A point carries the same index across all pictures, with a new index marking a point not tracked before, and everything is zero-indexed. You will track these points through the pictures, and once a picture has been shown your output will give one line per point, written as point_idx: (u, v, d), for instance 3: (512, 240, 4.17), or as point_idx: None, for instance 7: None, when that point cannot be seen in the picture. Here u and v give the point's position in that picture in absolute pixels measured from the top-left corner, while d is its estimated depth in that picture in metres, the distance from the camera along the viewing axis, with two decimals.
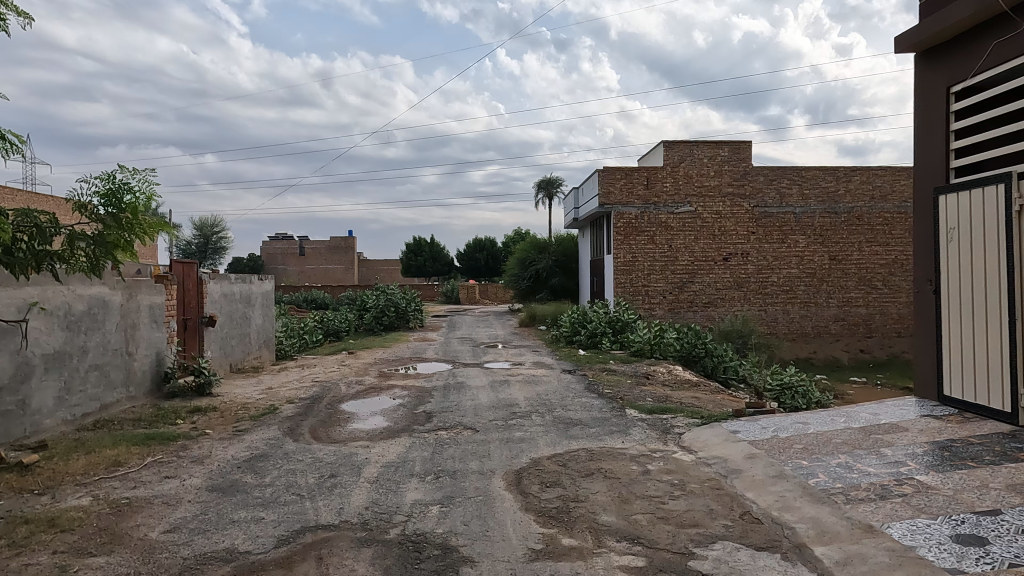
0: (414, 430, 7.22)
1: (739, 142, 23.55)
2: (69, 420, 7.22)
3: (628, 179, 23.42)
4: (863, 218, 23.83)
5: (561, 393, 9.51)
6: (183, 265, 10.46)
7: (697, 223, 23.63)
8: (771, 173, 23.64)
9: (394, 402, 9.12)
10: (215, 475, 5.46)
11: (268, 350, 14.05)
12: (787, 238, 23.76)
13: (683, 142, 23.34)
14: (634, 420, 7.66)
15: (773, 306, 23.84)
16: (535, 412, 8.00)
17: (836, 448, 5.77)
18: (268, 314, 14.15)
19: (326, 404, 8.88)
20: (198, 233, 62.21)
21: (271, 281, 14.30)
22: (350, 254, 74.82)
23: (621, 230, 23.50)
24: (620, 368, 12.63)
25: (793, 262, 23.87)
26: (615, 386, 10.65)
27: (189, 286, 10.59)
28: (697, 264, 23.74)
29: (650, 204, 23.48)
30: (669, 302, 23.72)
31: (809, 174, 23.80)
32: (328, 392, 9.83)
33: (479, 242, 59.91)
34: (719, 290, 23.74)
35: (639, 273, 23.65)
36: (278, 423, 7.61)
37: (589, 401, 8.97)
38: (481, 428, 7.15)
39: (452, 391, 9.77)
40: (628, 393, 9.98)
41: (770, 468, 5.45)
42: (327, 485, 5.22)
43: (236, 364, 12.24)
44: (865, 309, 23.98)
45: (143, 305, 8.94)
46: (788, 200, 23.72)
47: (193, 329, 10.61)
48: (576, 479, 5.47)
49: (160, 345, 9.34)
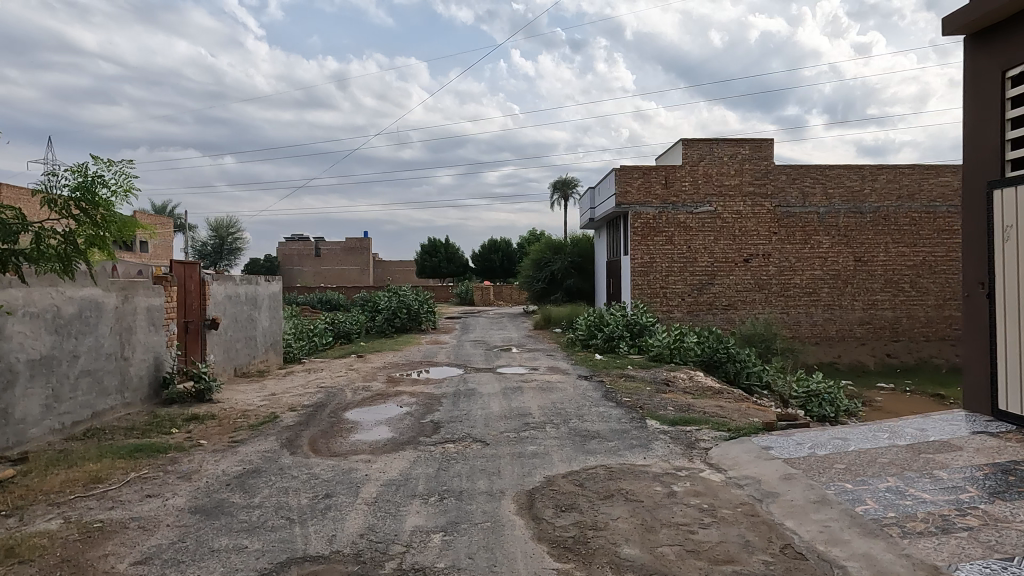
0: (420, 443, 6.76)
1: (761, 140, 22.88)
2: (57, 430, 6.84)
3: (646, 178, 22.83)
4: (890, 219, 23.07)
5: (578, 402, 8.98)
6: (184, 265, 10.10)
7: (717, 223, 22.99)
8: (794, 172, 22.95)
9: (402, 410, 8.66)
10: (201, 495, 5.03)
11: (275, 353, 13.68)
12: (810, 239, 23.06)
13: (703, 140, 22.73)
14: (656, 433, 7.14)
15: (796, 309, 23.14)
16: (550, 423, 7.50)
17: (882, 469, 5.20)
18: (275, 316, 13.78)
19: (329, 413, 8.45)
20: (214, 234, 62.46)
21: (279, 282, 13.93)
22: (365, 255, 74.80)
23: (639, 230, 22.92)
24: (640, 374, 12.10)
25: (816, 264, 23.15)
26: (634, 394, 10.11)
27: (191, 287, 10.22)
28: (718, 265, 23.08)
29: (669, 204, 22.88)
30: (688, 304, 23.10)
31: (834, 173, 23.08)
32: (333, 398, 9.39)
33: (494, 243, 59.48)
34: (739, 292, 23.07)
35: (657, 275, 23.04)
36: (277, 434, 7.18)
37: (607, 411, 8.43)
38: (492, 442, 6.66)
39: (462, 398, 9.29)
40: (649, 403, 9.43)
41: (810, 492, 4.90)
42: (320, 507, 4.76)
43: (241, 368, 11.87)
44: (892, 312, 23.19)
45: (140, 307, 8.58)
46: (811, 200, 23.02)
47: (195, 332, 10.25)
48: (594, 502, 4.96)
49: (159, 349, 8.97)
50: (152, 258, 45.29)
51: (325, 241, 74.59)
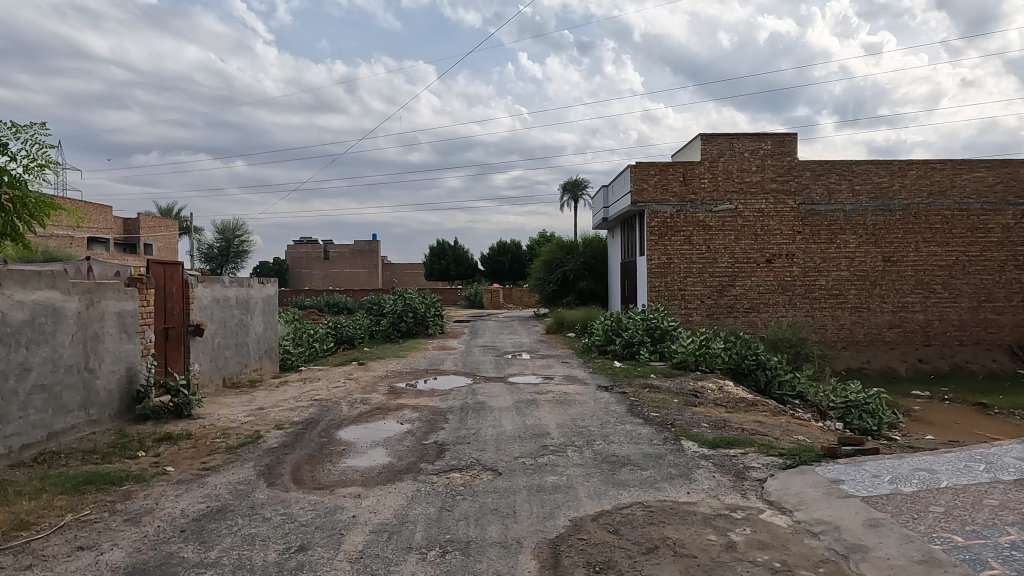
0: (421, 472, 5.76)
1: (784, 134, 21.82)
2: (1, 455, 5.90)
3: (662, 175, 21.81)
4: (920, 216, 21.93)
5: (601, 418, 7.95)
6: (164, 266, 9.15)
7: (738, 222, 21.92)
8: (819, 168, 21.87)
9: (402, 428, 7.67)
10: (145, 546, 4.06)
11: (269, 361, 12.74)
12: (836, 238, 21.94)
13: (722, 134, 21.70)
14: (697, 459, 6.11)
15: (821, 312, 22.00)
16: (571, 446, 6.48)
17: (996, 515, 4.16)
18: (270, 321, 12.85)
19: (320, 431, 7.47)
20: (221, 237, 61.90)
21: (274, 284, 13.00)
22: (374, 257, 74.06)
23: (656, 230, 21.89)
24: (665, 384, 11.08)
25: (842, 264, 22.01)
26: (662, 408, 9.07)
27: (172, 290, 9.29)
28: (739, 266, 21.98)
29: (687, 202, 21.82)
30: (707, 307, 22.00)
31: (861, 169, 21.96)
32: (327, 413, 8.41)
33: (504, 245, 58.55)
34: (761, 294, 21.96)
35: (674, 277, 21.98)
36: (256, 459, 6.21)
37: (636, 430, 7.39)
38: (505, 471, 5.66)
39: (471, 413, 8.29)
40: (680, 418, 8.38)
41: (911, 547, 3.86)
42: (290, 566, 3.77)
43: (231, 378, 10.92)
44: (923, 315, 22.01)
45: (109, 312, 7.64)
46: (837, 197, 21.91)
47: (176, 339, 9.30)
48: (635, 557, 3.94)
49: (132, 359, 8.02)
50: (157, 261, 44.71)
51: (333, 244, 73.90)
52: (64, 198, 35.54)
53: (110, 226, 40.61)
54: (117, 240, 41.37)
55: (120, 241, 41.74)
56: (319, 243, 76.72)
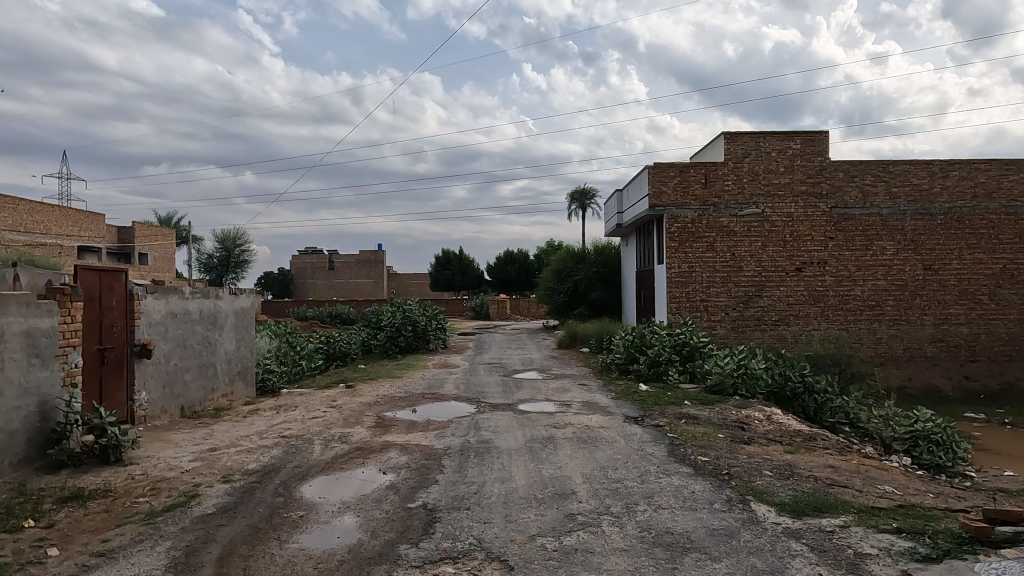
0: (399, 562, 4.07)
1: (814, 132, 20.15)
2: None
3: (683, 177, 20.17)
4: (964, 221, 20.16)
5: (638, 467, 6.23)
6: (101, 274, 7.56)
7: (765, 227, 20.23)
8: (853, 168, 20.19)
9: (385, 481, 5.98)
10: None
11: (243, 384, 11.07)
12: (871, 245, 20.21)
13: (748, 132, 20.06)
14: (787, 541, 4.38)
15: (856, 325, 20.23)
16: (607, 517, 4.77)
17: None
18: (245, 337, 11.19)
19: (278, 486, 5.78)
20: (222, 246, 60.41)
21: (251, 296, 11.36)
22: (379, 267, 72.47)
23: (676, 236, 20.23)
24: (704, 414, 9.37)
25: (879, 273, 20.26)
26: (709, 448, 7.36)
27: (110, 303, 7.66)
28: (766, 274, 20.26)
29: (710, 205, 20.16)
30: (731, 319, 20.28)
31: (898, 169, 20.24)
32: (294, 458, 6.73)
33: (510, 254, 57.12)
34: (791, 305, 20.22)
35: (696, 286, 20.27)
36: (176, 538, 4.52)
37: (687, 486, 5.66)
38: (518, 564, 3.96)
39: (473, 459, 6.59)
40: (737, 465, 6.66)
41: None
42: None
43: (191, 406, 9.25)
44: (968, 328, 20.17)
45: (12, 331, 6.00)
46: (872, 199, 20.21)
47: (115, 362, 7.65)
48: None
49: (47, 390, 6.36)
50: (152, 272, 43.23)
51: (338, 254, 72.49)
52: (53, 206, 34.04)
53: (103, 235, 39.15)
54: (111, 249, 39.91)
55: (113, 251, 40.28)
56: (323, 254, 75.30)
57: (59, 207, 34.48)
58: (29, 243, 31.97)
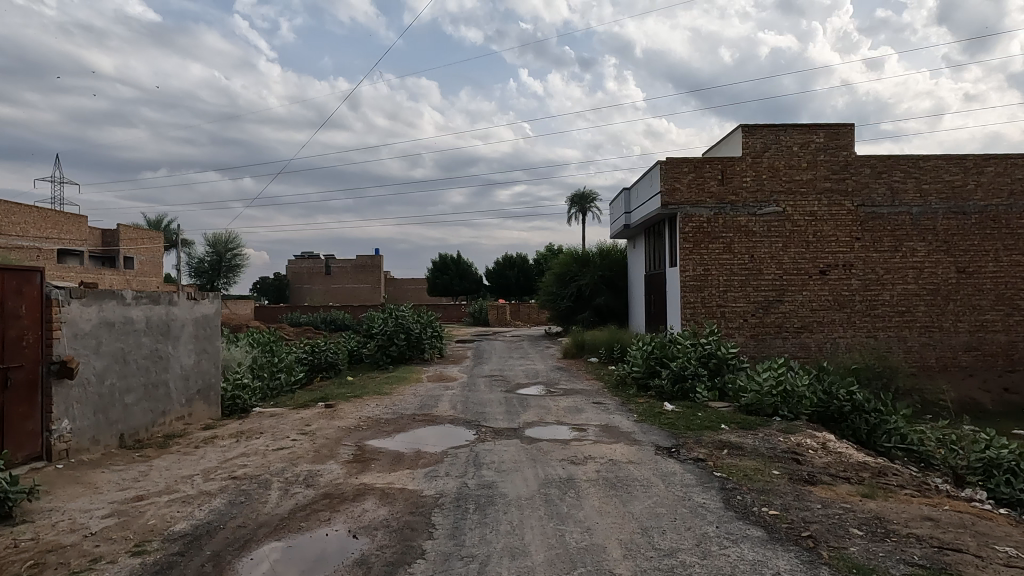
0: None
1: (839, 125, 18.72)
2: None
3: (698, 173, 18.72)
4: (1000, 220, 18.72)
5: (692, 530, 4.68)
6: (4, 274, 6.04)
7: (786, 227, 18.76)
8: (880, 164, 18.74)
9: (354, 551, 4.40)
10: None
11: (203, 405, 9.49)
12: (901, 246, 18.75)
13: (768, 125, 18.62)
14: None
15: (885, 333, 18.72)
16: None
17: None
18: (206, 350, 9.63)
19: (206, 562, 4.21)
20: (212, 250, 58.65)
21: (216, 301, 9.82)
22: (377, 272, 70.85)
23: (690, 236, 18.74)
24: (748, 443, 7.83)
25: (909, 276, 18.79)
26: (771, 493, 5.82)
27: (16, 310, 6.12)
28: (788, 278, 18.78)
29: (726, 203, 18.70)
30: (750, 326, 18.78)
31: (929, 165, 18.78)
32: (239, 513, 5.15)
33: (509, 259, 55.73)
34: (814, 311, 18.73)
35: (712, 291, 18.77)
36: None
37: (768, 563, 4.11)
38: None
39: (473, 515, 5.01)
40: (816, 522, 5.10)
41: None
42: None
43: (132, 434, 7.67)
44: (1005, 335, 18.69)
45: None
46: (901, 197, 18.76)
47: (24, 385, 6.11)
48: None
49: None
50: (138, 276, 41.63)
51: (335, 258, 70.88)
52: (30, 208, 32.37)
53: (85, 238, 37.55)
54: (93, 252, 38.31)
55: (95, 254, 38.69)
56: (319, 258, 73.78)
57: (36, 208, 32.77)
58: (5, 244, 30.46)
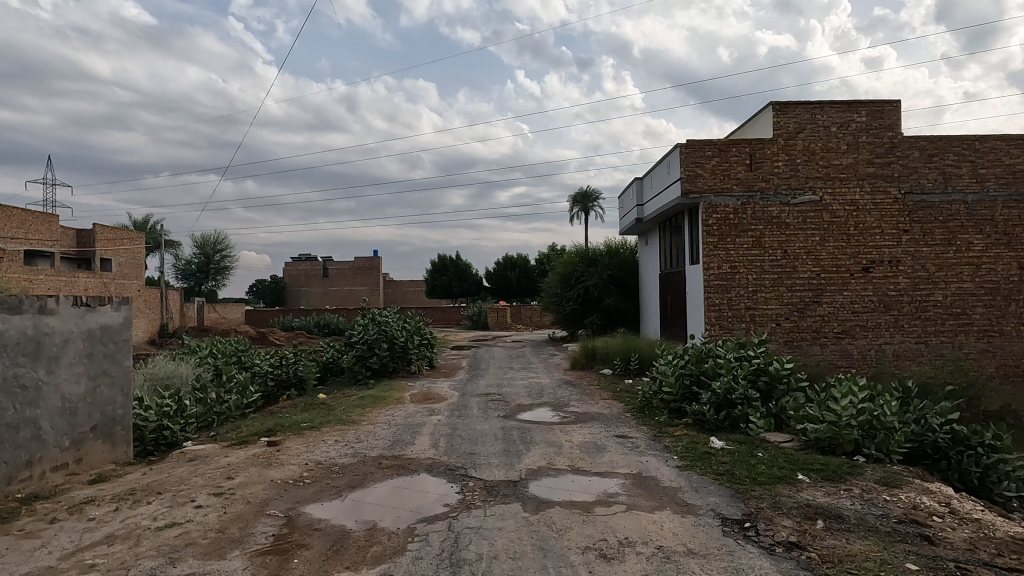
0: None
1: (882, 102, 16.38)
2: None
3: (722, 157, 16.40)
4: None
5: None
6: None
7: (824, 218, 16.43)
8: (931, 145, 16.40)
9: None
10: None
11: (98, 444, 7.13)
12: (955, 239, 16.40)
13: (802, 102, 16.30)
14: None
15: (938, 338, 16.36)
16: None
17: None
18: (107, 372, 7.28)
19: None
20: (200, 252, 56.26)
21: (122, 307, 7.48)
22: (375, 275, 68.42)
23: (715, 229, 16.43)
24: (849, 510, 5.45)
25: (963, 273, 16.44)
26: None
27: None
28: (826, 276, 16.45)
29: (756, 191, 16.38)
30: (784, 331, 16.45)
31: (986, 146, 16.38)
32: None
33: (512, 259, 53.38)
34: (856, 313, 16.38)
35: (740, 292, 16.45)
36: None
37: None
38: None
39: None
40: None
41: None
42: None
43: None
44: None
45: None
46: (954, 183, 16.40)
47: None
48: None
49: None
50: (117, 278, 39.23)
51: (332, 260, 68.58)
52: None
53: (57, 238, 35.22)
54: (67, 253, 36.01)
55: (70, 254, 36.36)
56: (316, 260, 71.43)
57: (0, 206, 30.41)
58: None
